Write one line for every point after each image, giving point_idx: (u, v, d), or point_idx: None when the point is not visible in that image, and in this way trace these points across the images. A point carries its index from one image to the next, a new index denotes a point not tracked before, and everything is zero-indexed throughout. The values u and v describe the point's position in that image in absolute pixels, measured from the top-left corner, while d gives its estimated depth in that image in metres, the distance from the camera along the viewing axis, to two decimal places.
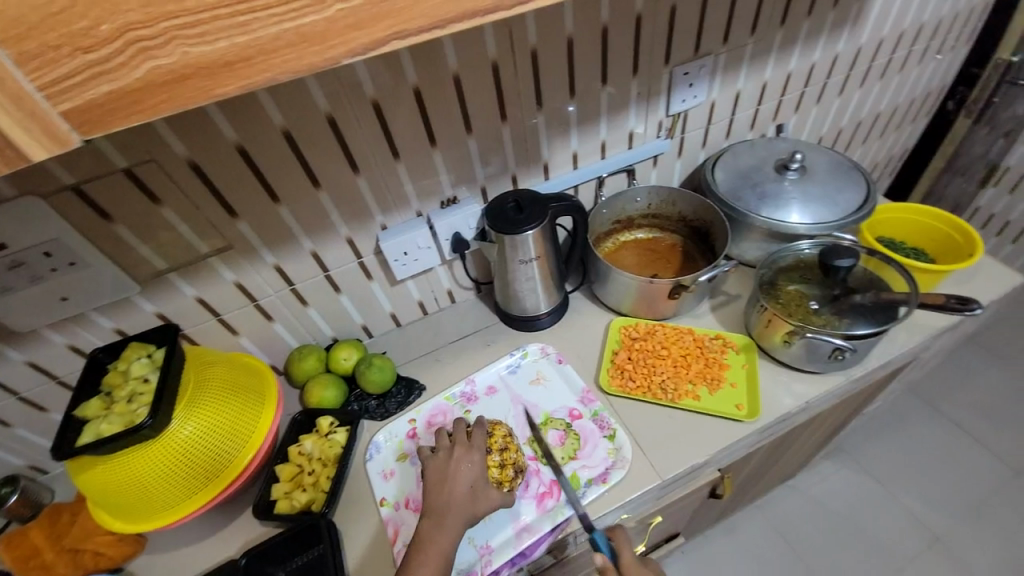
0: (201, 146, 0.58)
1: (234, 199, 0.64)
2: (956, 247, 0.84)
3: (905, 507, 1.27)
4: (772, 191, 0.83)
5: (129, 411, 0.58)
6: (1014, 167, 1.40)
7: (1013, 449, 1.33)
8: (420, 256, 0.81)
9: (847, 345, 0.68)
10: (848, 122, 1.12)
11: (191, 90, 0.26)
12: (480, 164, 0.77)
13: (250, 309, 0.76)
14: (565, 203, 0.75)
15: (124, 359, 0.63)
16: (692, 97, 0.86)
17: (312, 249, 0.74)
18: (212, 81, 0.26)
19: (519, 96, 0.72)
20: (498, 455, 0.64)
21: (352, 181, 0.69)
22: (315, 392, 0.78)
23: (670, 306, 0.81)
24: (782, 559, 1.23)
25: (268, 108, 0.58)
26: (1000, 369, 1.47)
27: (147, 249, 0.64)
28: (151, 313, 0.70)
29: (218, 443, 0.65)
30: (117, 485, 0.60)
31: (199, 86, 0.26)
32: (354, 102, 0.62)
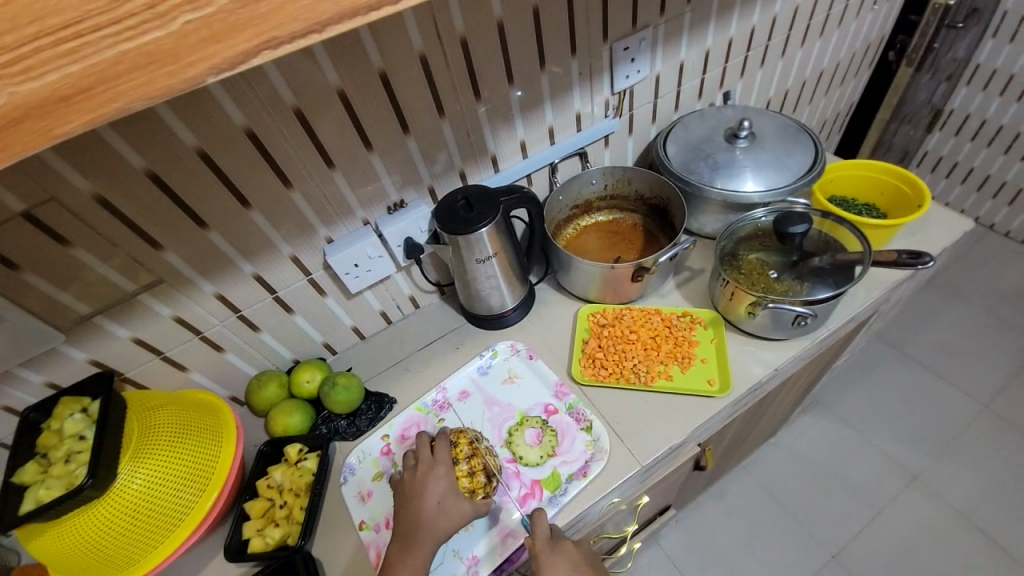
0: (107, 179, 0.53)
1: (157, 230, 0.59)
2: (905, 199, 0.85)
3: (879, 450, 1.32)
4: (723, 161, 0.82)
5: (69, 472, 0.54)
6: (958, 110, 1.50)
7: (975, 382, 1.40)
8: (373, 266, 0.77)
9: (808, 311, 0.68)
10: (795, 81, 1.12)
11: (28, 134, 0.22)
12: (425, 163, 0.74)
13: (196, 342, 0.71)
14: (518, 194, 0.72)
15: (57, 417, 0.58)
16: (636, 72, 0.83)
17: (254, 273, 0.69)
18: (50, 120, 0.22)
19: (455, 89, 0.69)
20: (465, 464, 0.64)
21: (286, 197, 0.65)
22: (280, 421, 0.74)
23: (635, 288, 0.80)
24: (771, 515, 1.27)
25: (176, 128, 0.53)
26: (957, 307, 1.54)
27: (68, 295, 0.59)
28: (82, 361, 0.65)
29: (177, 490, 0.61)
30: (70, 554, 0.56)
31: (35, 128, 0.22)
32: (275, 113, 0.58)
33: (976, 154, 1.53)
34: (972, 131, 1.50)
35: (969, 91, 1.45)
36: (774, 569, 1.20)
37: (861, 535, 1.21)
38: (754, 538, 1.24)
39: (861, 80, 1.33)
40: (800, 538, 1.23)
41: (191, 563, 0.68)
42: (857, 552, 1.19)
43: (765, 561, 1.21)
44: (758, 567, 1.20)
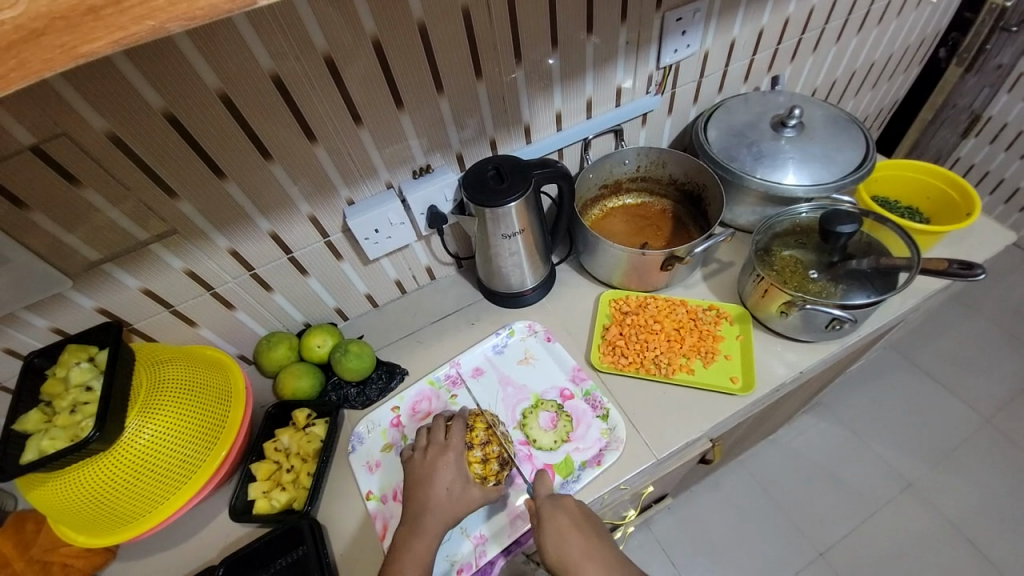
0: (120, 115, 0.49)
1: (171, 177, 0.55)
2: (952, 206, 0.82)
3: (879, 456, 1.32)
4: (768, 150, 0.77)
5: (73, 423, 0.52)
6: (996, 117, 1.40)
7: (980, 396, 1.38)
8: (394, 233, 0.74)
9: (846, 316, 0.65)
10: (844, 71, 1.06)
11: (49, 50, 0.19)
12: (455, 128, 0.70)
13: (206, 298, 0.69)
14: (552, 169, 0.68)
15: (62, 365, 0.56)
16: (685, 47, 0.78)
17: (270, 230, 0.66)
18: (75, 35, 0.19)
19: (496, 49, 0.64)
20: (479, 450, 0.62)
21: (309, 152, 0.61)
22: (288, 383, 0.72)
23: (661, 277, 0.77)
24: (764, 509, 1.28)
25: (197, 67, 0.49)
26: (972, 320, 1.51)
27: (75, 239, 0.56)
28: (90, 309, 0.63)
29: (182, 449, 0.59)
30: (72, 503, 0.55)
31: (57, 44, 0.19)
32: (304, 60, 0.53)
33: (1009, 164, 1.45)
34: (1006, 142, 1.42)
35: (1009, 99, 1.35)
36: (761, 563, 1.21)
37: (849, 536, 1.22)
38: (744, 531, 1.26)
39: (910, 76, 1.25)
40: (789, 535, 1.24)
41: (195, 519, 0.67)
42: (846, 553, 1.21)
43: (752, 554, 1.23)
44: (745, 559, 1.22)
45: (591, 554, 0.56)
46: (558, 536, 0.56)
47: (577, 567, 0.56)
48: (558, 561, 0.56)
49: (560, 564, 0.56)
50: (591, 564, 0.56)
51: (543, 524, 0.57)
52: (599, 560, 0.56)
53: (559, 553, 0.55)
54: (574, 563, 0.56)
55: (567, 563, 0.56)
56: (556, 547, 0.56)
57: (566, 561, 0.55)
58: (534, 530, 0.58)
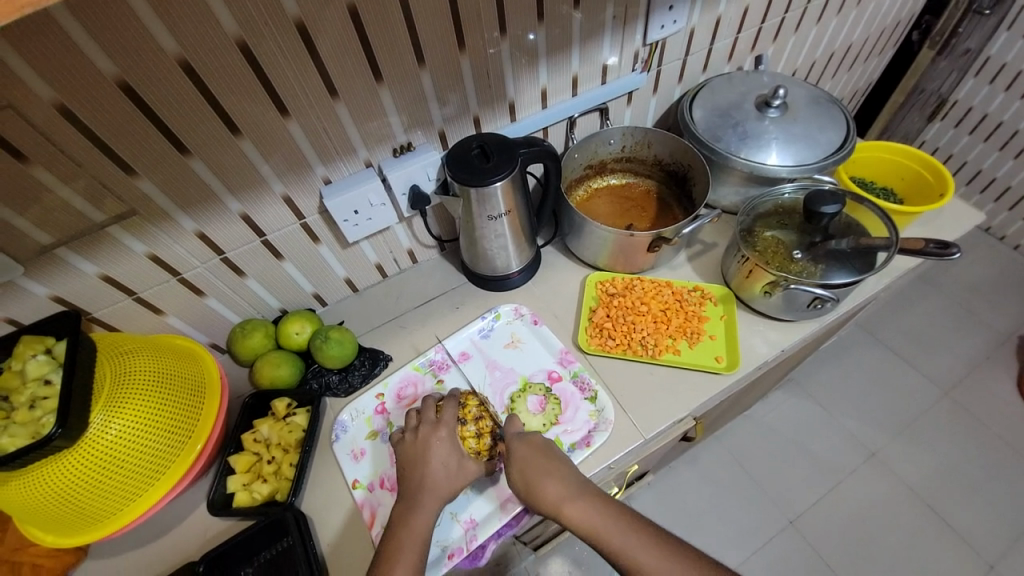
0: (71, 84, 0.44)
1: (130, 153, 0.51)
2: (925, 186, 0.85)
3: (846, 428, 1.38)
4: (753, 130, 0.77)
5: (32, 420, 0.48)
6: (962, 101, 1.46)
7: (939, 369, 1.46)
8: (374, 214, 0.71)
9: (827, 295, 0.67)
10: (823, 52, 1.07)
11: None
12: (436, 104, 0.67)
13: (174, 284, 0.65)
14: (538, 147, 0.66)
15: (17, 358, 0.52)
16: (672, 22, 0.76)
17: (241, 211, 0.62)
18: None
19: (479, 19, 0.61)
20: (473, 426, 0.64)
21: (281, 128, 0.57)
22: (266, 372, 0.69)
23: (648, 259, 0.77)
24: (738, 482, 1.33)
25: (154, 31, 0.45)
26: (934, 299, 1.58)
27: (26, 222, 0.51)
28: (45, 298, 0.58)
29: (154, 444, 0.56)
30: (36, 505, 0.51)
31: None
32: (272, 26, 0.49)
33: (973, 147, 1.51)
34: (971, 125, 1.47)
35: (975, 83, 1.41)
36: (737, 532, 1.26)
37: (819, 503, 1.29)
38: (721, 503, 1.30)
39: (884, 59, 1.27)
40: (763, 505, 1.29)
41: (174, 513, 0.64)
42: (814, 518, 1.27)
43: (728, 523, 1.28)
44: (722, 530, 1.27)
45: (554, 473, 0.57)
46: (523, 460, 0.58)
47: (539, 484, 0.56)
48: (524, 487, 0.57)
49: (526, 490, 0.57)
50: (552, 482, 0.56)
51: (511, 455, 0.59)
52: (562, 480, 0.56)
53: (523, 473, 0.57)
54: (536, 484, 0.56)
55: (531, 483, 0.57)
56: (521, 470, 0.58)
57: (529, 482, 0.57)
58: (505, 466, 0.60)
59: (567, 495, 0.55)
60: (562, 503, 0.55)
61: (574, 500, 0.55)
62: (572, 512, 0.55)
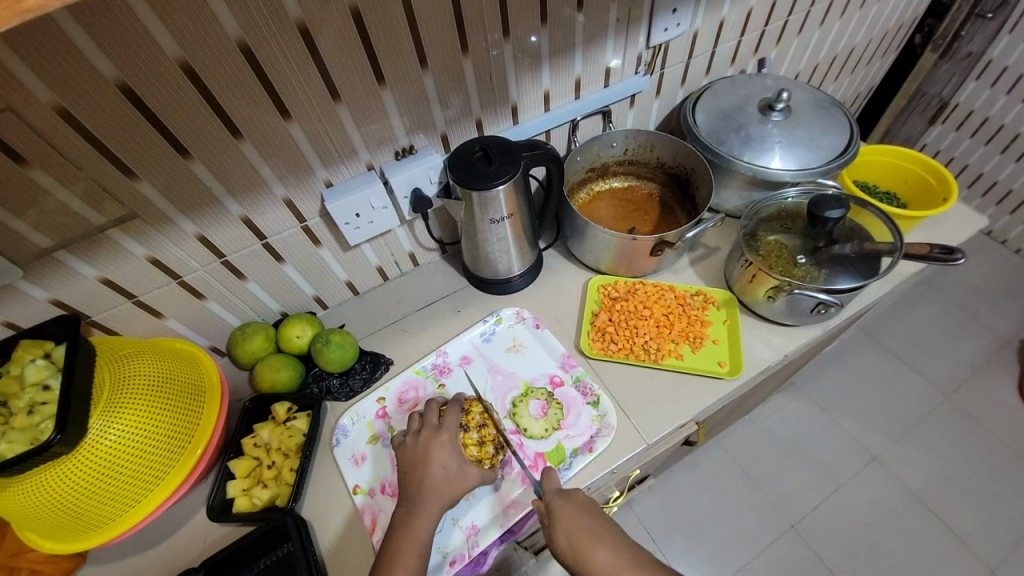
0: (72, 87, 0.44)
1: (130, 156, 0.51)
2: (928, 190, 0.85)
3: (847, 432, 1.38)
4: (756, 134, 0.77)
5: (31, 426, 0.48)
6: (962, 104, 1.46)
7: (940, 372, 1.46)
8: (376, 217, 0.71)
9: (831, 300, 0.66)
10: (825, 56, 1.07)
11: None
12: (439, 106, 0.66)
13: (174, 288, 0.64)
14: (542, 150, 0.66)
15: (15, 362, 0.51)
16: (675, 25, 0.76)
17: (242, 214, 0.62)
18: None
19: (483, 22, 0.60)
20: (475, 433, 0.62)
21: (283, 131, 0.57)
22: (267, 375, 0.68)
23: (650, 263, 0.77)
24: (739, 486, 1.32)
25: (155, 32, 0.44)
26: (935, 302, 1.58)
27: (26, 225, 0.51)
28: (44, 302, 0.57)
29: (154, 449, 0.55)
30: (34, 511, 0.51)
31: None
32: (276, 29, 0.49)
33: (973, 151, 1.51)
34: (972, 128, 1.47)
35: (976, 86, 1.41)
36: (738, 536, 1.26)
37: (820, 507, 1.28)
38: (722, 507, 1.30)
39: (886, 62, 1.27)
40: (764, 509, 1.29)
41: (174, 517, 0.64)
42: (815, 523, 1.26)
43: (729, 528, 1.27)
44: (723, 534, 1.26)
45: (604, 539, 0.54)
46: (570, 524, 0.54)
47: (590, 553, 0.53)
48: (572, 552, 0.54)
49: (574, 556, 0.53)
50: (603, 549, 0.53)
51: (554, 516, 0.56)
52: (612, 547, 0.53)
53: (569, 538, 0.54)
54: (586, 550, 0.53)
55: (580, 549, 0.53)
56: (567, 535, 0.54)
57: (577, 548, 0.53)
58: (547, 530, 0.56)
59: (620, 565, 0.52)
60: (617, 573, 0.52)
61: (630, 573, 0.52)
62: None
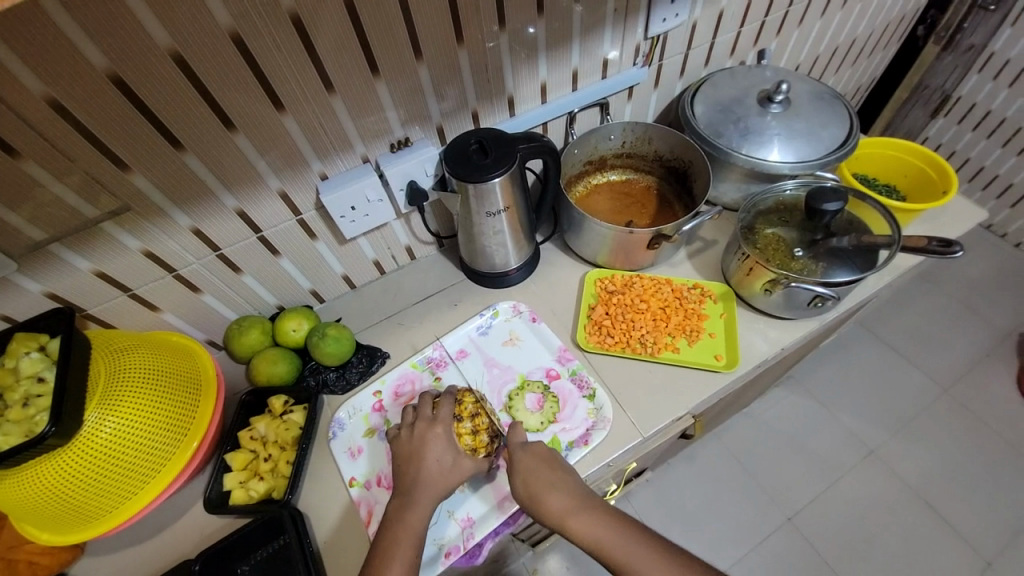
0: (62, 77, 0.44)
1: (122, 147, 0.50)
2: (927, 183, 0.84)
3: (845, 426, 1.38)
4: (755, 126, 0.76)
5: (26, 418, 0.48)
6: (965, 97, 1.44)
7: (939, 366, 1.46)
8: (371, 210, 0.70)
9: (828, 293, 0.66)
10: (826, 47, 1.06)
11: None
12: (435, 98, 0.66)
13: (169, 281, 0.64)
14: (538, 143, 0.65)
15: (11, 355, 0.51)
16: (674, 16, 0.75)
17: (236, 207, 0.62)
18: None
19: (478, 13, 0.60)
20: (468, 422, 0.63)
21: (277, 122, 0.57)
22: (263, 369, 0.68)
23: (647, 256, 0.77)
24: (737, 479, 1.33)
25: (144, 22, 0.44)
26: (935, 296, 1.58)
27: (19, 218, 0.50)
28: (39, 295, 0.57)
29: (150, 442, 0.56)
30: (31, 503, 0.51)
31: None
32: (267, 18, 0.48)
33: (975, 144, 1.50)
34: (974, 121, 1.46)
35: (979, 79, 1.40)
36: (735, 528, 1.27)
37: (816, 500, 1.29)
38: (720, 500, 1.30)
39: (887, 54, 1.26)
40: (761, 502, 1.29)
41: (171, 510, 0.64)
42: (812, 515, 1.27)
43: (726, 520, 1.28)
44: (720, 526, 1.27)
45: (559, 486, 0.56)
46: (527, 471, 0.58)
47: (544, 498, 0.56)
48: (528, 496, 0.57)
49: (529, 499, 0.57)
50: (557, 494, 0.56)
51: (514, 464, 0.59)
52: (566, 492, 0.56)
53: (526, 484, 0.57)
54: (540, 494, 0.56)
55: (535, 494, 0.56)
56: (525, 481, 0.57)
57: (533, 493, 0.56)
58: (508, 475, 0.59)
59: (570, 507, 0.55)
60: (566, 515, 0.55)
61: (578, 513, 0.55)
62: (576, 525, 0.54)
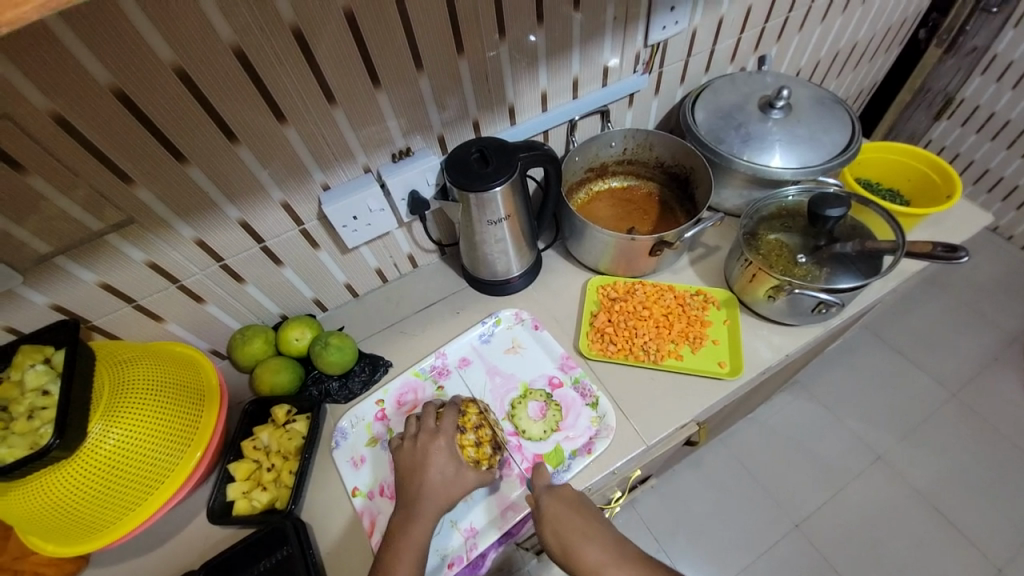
0: (67, 94, 0.44)
1: (127, 161, 0.51)
2: (931, 187, 0.84)
3: (852, 431, 1.37)
4: (756, 132, 0.76)
5: (31, 430, 0.48)
6: (969, 99, 1.44)
7: (946, 370, 1.44)
8: (373, 219, 0.71)
9: (832, 299, 0.66)
10: (827, 52, 1.06)
11: None
12: (435, 108, 0.66)
13: (173, 291, 0.65)
14: (539, 151, 0.65)
15: (16, 368, 0.51)
16: (673, 23, 0.75)
17: (239, 218, 0.62)
18: None
19: (477, 23, 0.60)
20: (472, 434, 0.62)
21: (279, 134, 0.57)
22: (265, 378, 0.68)
23: (650, 263, 0.76)
24: (743, 485, 1.32)
25: (148, 38, 0.44)
26: (941, 299, 1.56)
27: (25, 231, 0.51)
28: (45, 306, 0.58)
29: (153, 453, 0.56)
30: (36, 515, 0.51)
31: None
32: (268, 32, 0.49)
33: (980, 146, 1.49)
34: (978, 124, 1.45)
35: (983, 81, 1.39)
36: (741, 535, 1.25)
37: (824, 507, 1.27)
38: (725, 507, 1.29)
39: (889, 57, 1.26)
40: (768, 509, 1.28)
41: (175, 519, 0.64)
42: (820, 522, 1.26)
43: (732, 527, 1.26)
44: (726, 534, 1.26)
45: (591, 536, 0.55)
46: (557, 520, 0.56)
47: (578, 550, 0.55)
48: (561, 547, 0.56)
49: (563, 552, 0.56)
50: (590, 545, 0.55)
51: (542, 513, 0.57)
52: (600, 543, 0.55)
53: (557, 535, 0.56)
54: (574, 547, 0.55)
55: (568, 547, 0.55)
56: (556, 532, 0.56)
57: (566, 547, 0.55)
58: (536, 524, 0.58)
59: (606, 560, 0.54)
60: (604, 567, 0.54)
61: (616, 566, 0.54)
62: None
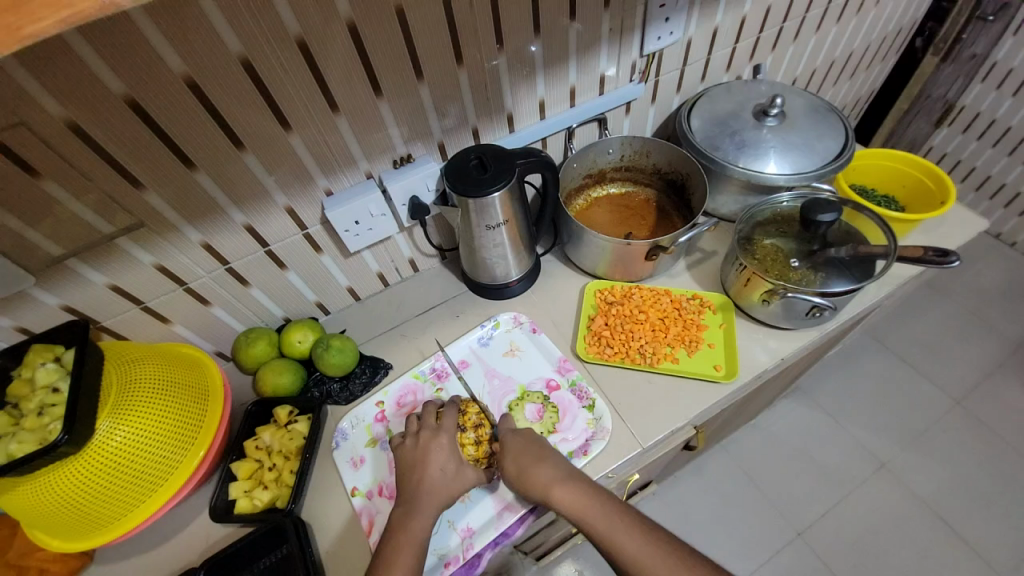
0: (83, 102, 0.46)
1: (137, 167, 0.53)
2: (927, 194, 0.84)
3: (855, 438, 1.36)
4: (751, 139, 0.78)
5: (41, 426, 0.50)
6: (969, 106, 1.45)
7: (950, 377, 1.44)
8: (375, 224, 0.73)
9: (825, 303, 0.66)
10: (823, 61, 1.07)
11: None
12: (436, 116, 0.68)
13: (179, 293, 0.66)
14: (536, 157, 0.66)
15: (27, 366, 0.53)
16: (668, 34, 0.77)
17: (245, 222, 0.64)
18: (18, 15, 0.18)
19: (477, 35, 0.62)
20: (472, 433, 0.64)
21: (283, 141, 0.59)
22: (268, 380, 0.70)
23: (646, 267, 0.77)
24: (745, 492, 1.31)
25: (160, 50, 0.46)
26: (944, 306, 1.56)
27: (39, 234, 0.53)
28: (56, 307, 0.60)
29: (158, 450, 0.57)
30: (43, 509, 0.53)
31: (1, 25, 0.18)
32: (274, 44, 0.51)
33: (981, 153, 1.49)
34: (979, 130, 1.46)
35: (983, 89, 1.40)
36: (743, 543, 1.25)
37: (827, 515, 1.26)
38: (727, 514, 1.29)
39: (887, 66, 1.27)
40: (770, 517, 1.27)
41: (178, 517, 0.66)
42: (823, 530, 1.25)
43: (734, 535, 1.26)
44: (727, 541, 1.25)
45: (545, 459, 0.59)
46: (516, 450, 0.60)
47: (532, 470, 0.58)
48: (517, 473, 0.59)
49: (518, 476, 0.59)
50: (544, 467, 0.58)
51: (504, 448, 0.61)
52: (552, 464, 0.58)
53: (516, 462, 0.59)
54: (527, 469, 0.58)
55: (523, 470, 0.58)
56: (514, 460, 0.60)
57: (521, 470, 0.59)
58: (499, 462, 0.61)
59: (556, 477, 0.57)
60: (553, 484, 0.57)
61: (564, 482, 0.57)
62: (561, 494, 0.56)
